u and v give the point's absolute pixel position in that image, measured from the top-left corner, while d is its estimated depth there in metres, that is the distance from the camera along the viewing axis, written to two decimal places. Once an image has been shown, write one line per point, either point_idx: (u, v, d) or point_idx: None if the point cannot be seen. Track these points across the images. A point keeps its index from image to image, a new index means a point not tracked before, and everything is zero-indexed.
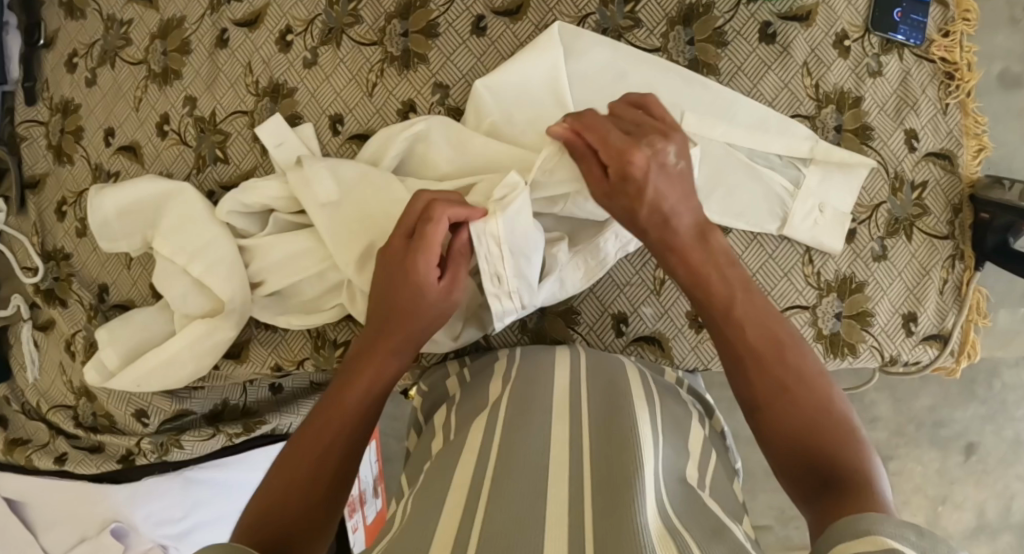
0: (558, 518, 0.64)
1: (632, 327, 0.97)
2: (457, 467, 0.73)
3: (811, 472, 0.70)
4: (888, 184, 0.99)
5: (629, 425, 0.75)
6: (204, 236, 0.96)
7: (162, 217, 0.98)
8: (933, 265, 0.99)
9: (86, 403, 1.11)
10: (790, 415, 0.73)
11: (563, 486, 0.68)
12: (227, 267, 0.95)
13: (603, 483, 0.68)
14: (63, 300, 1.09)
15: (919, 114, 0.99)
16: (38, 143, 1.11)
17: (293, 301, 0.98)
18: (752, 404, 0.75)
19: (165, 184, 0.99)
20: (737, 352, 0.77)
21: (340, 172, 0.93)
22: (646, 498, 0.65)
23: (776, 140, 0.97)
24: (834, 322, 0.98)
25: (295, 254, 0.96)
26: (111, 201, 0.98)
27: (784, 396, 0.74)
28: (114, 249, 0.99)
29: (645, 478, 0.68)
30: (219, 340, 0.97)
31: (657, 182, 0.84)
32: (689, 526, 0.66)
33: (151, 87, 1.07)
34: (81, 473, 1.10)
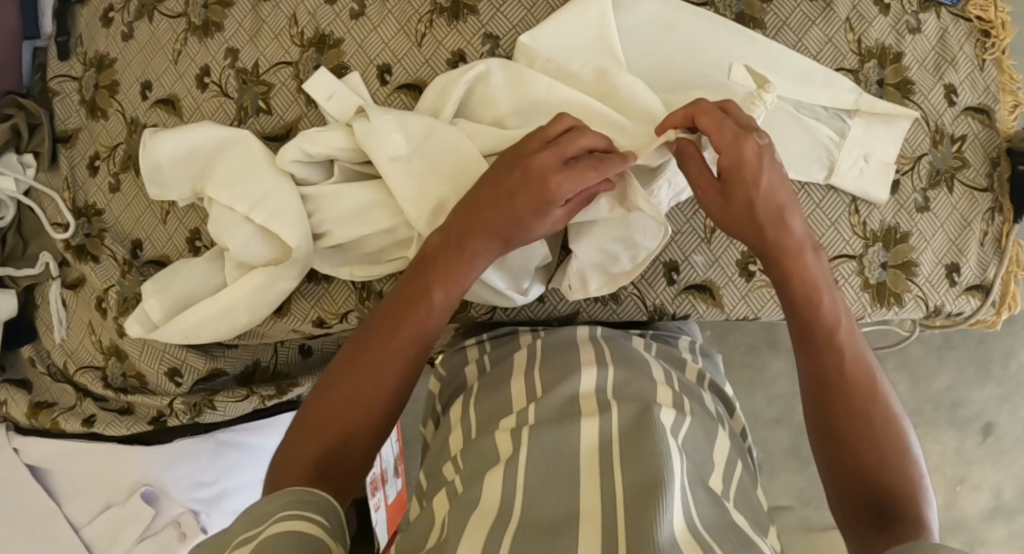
0: (593, 533, 0.67)
1: (683, 275, 0.97)
2: (485, 477, 0.74)
3: (872, 506, 0.78)
4: (929, 136, 1.00)
5: (657, 429, 0.75)
6: (264, 186, 0.95)
7: (216, 164, 0.96)
8: (974, 217, 1.01)
9: (116, 363, 1.08)
10: (867, 448, 0.79)
11: (596, 500, 0.70)
12: (274, 213, 0.93)
13: (639, 492, 0.69)
14: (94, 256, 1.06)
15: (957, 69, 1.01)
16: (71, 98, 1.09)
17: (357, 253, 0.97)
18: (830, 428, 0.81)
19: (222, 132, 0.97)
20: (835, 380, 0.81)
21: (408, 127, 0.93)
22: (676, 513, 0.67)
23: (822, 91, 0.99)
24: (879, 272, 0.99)
25: (349, 204, 0.95)
26: (166, 145, 0.97)
27: (864, 429, 0.80)
28: (164, 197, 0.98)
29: (674, 491, 0.69)
30: (277, 291, 0.97)
31: (775, 200, 0.83)
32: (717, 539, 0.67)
33: (191, 39, 1.05)
34: (110, 435, 1.08)
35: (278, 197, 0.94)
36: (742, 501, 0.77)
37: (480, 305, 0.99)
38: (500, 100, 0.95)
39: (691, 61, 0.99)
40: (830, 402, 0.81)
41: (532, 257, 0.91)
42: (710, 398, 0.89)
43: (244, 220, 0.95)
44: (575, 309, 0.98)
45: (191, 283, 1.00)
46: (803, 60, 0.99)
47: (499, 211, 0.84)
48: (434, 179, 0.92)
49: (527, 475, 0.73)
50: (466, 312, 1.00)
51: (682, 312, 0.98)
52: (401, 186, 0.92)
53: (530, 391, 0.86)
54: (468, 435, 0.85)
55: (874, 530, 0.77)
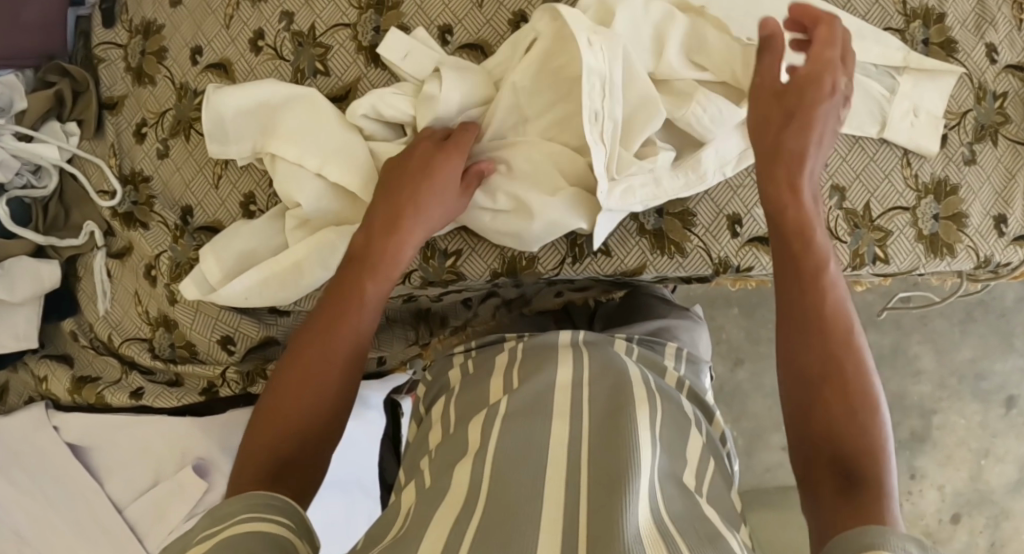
0: (555, 527, 0.64)
1: (746, 228, 0.98)
2: (454, 472, 0.72)
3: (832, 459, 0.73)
4: (973, 93, 1.03)
5: (627, 423, 0.73)
6: (335, 142, 0.94)
7: (279, 120, 0.96)
8: (1018, 170, 1.04)
9: (164, 334, 1.05)
10: (840, 395, 0.75)
11: (561, 490, 0.68)
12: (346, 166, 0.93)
13: (607, 481, 0.67)
14: (143, 223, 1.04)
15: (997, 29, 1.04)
16: (116, 65, 1.08)
17: None
18: (801, 374, 0.77)
19: (286, 90, 0.97)
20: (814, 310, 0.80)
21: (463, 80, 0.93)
22: (640, 503, 0.65)
23: (874, 47, 1.01)
24: (933, 223, 1.02)
25: None
26: (228, 100, 0.97)
27: (830, 378, 0.76)
28: (224, 153, 0.99)
29: (640, 481, 0.67)
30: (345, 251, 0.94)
31: (816, 124, 0.88)
32: (684, 533, 0.64)
33: (242, 3, 1.04)
34: (160, 407, 1.06)
35: (350, 153, 0.94)
36: (715, 496, 0.73)
37: (547, 260, 0.99)
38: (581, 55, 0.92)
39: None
40: (807, 344, 0.78)
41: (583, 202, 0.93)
42: (688, 402, 0.84)
43: (314, 177, 0.94)
44: (642, 264, 0.98)
45: (253, 242, 0.98)
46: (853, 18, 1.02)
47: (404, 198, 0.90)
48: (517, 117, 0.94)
49: (497, 463, 0.71)
50: (534, 268, 0.99)
51: (745, 266, 0.99)
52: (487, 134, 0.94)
53: (508, 386, 0.82)
54: (448, 430, 0.82)
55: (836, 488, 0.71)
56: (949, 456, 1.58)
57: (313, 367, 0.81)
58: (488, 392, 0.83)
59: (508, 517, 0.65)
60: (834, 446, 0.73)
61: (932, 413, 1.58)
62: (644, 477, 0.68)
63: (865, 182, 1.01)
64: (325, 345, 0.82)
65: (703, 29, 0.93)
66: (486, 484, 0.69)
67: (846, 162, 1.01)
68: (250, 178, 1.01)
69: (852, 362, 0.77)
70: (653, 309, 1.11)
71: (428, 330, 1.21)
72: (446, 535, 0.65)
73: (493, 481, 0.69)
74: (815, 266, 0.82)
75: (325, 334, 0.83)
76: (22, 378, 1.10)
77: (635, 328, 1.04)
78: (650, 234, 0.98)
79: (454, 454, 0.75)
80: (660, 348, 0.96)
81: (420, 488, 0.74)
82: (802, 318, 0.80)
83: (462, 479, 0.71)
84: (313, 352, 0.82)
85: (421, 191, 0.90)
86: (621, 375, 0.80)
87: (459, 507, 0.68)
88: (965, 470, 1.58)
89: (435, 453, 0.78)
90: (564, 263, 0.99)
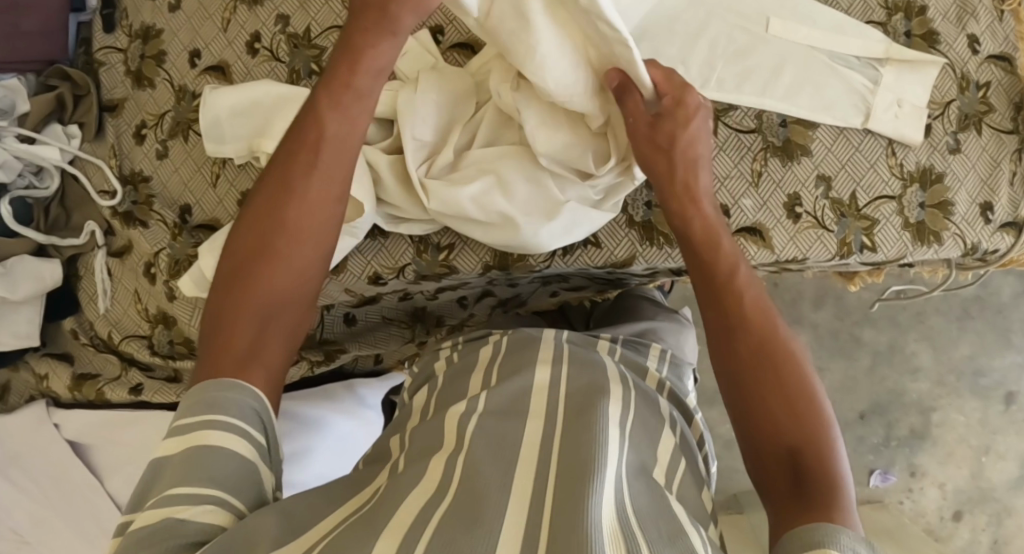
0: (520, 508, 0.65)
1: (733, 219, 1.00)
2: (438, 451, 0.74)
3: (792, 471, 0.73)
4: (956, 83, 1.05)
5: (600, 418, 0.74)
6: None
7: (275, 119, 0.98)
8: (1002, 158, 1.05)
9: (163, 331, 1.07)
10: (790, 412, 0.76)
11: (530, 477, 0.69)
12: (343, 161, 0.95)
13: (573, 473, 0.68)
14: (142, 222, 1.06)
15: (978, 21, 1.06)
16: (116, 69, 1.11)
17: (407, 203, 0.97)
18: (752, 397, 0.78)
19: (280, 89, 0.99)
20: (728, 338, 0.81)
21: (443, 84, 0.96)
22: (604, 497, 0.66)
23: (854, 41, 1.02)
24: (919, 211, 1.03)
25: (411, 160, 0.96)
26: (224, 103, 1.00)
27: (783, 387, 0.77)
28: (220, 152, 1.01)
29: (606, 472, 0.68)
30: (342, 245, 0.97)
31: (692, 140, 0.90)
32: (646, 525, 0.66)
33: (239, 8, 1.07)
34: (159, 403, 1.07)
35: None
36: (685, 496, 0.75)
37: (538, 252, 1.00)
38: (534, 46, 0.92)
39: (733, 13, 1.03)
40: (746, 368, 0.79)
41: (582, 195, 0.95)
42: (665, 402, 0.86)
43: None
44: (631, 255, 1.00)
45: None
46: (836, 11, 1.04)
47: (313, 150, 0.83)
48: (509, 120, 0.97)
49: (480, 448, 0.72)
50: (526, 261, 1.00)
51: None
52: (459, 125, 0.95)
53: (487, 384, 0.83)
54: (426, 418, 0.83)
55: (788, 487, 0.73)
56: (950, 453, 1.58)
57: (257, 275, 0.79)
58: (471, 386, 0.84)
59: (474, 504, 0.65)
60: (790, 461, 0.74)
61: (931, 411, 1.58)
62: (612, 474, 0.69)
63: (851, 173, 1.02)
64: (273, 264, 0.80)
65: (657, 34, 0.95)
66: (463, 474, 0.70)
67: (832, 152, 1.02)
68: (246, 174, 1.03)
69: (799, 378, 0.78)
70: (641, 312, 1.09)
71: (424, 330, 1.21)
72: (415, 514, 0.65)
73: (477, 466, 0.70)
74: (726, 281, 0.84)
75: (283, 249, 0.80)
76: (22, 378, 1.12)
77: (622, 328, 1.04)
78: (639, 226, 1.00)
79: (430, 445, 0.76)
80: (644, 349, 0.96)
81: (393, 472, 0.75)
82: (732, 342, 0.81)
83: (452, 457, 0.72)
84: (263, 268, 0.79)
85: (344, 99, 0.84)
86: (596, 374, 0.81)
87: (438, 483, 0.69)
88: (966, 467, 1.58)
89: (410, 438, 0.79)
90: (554, 254, 1.00)
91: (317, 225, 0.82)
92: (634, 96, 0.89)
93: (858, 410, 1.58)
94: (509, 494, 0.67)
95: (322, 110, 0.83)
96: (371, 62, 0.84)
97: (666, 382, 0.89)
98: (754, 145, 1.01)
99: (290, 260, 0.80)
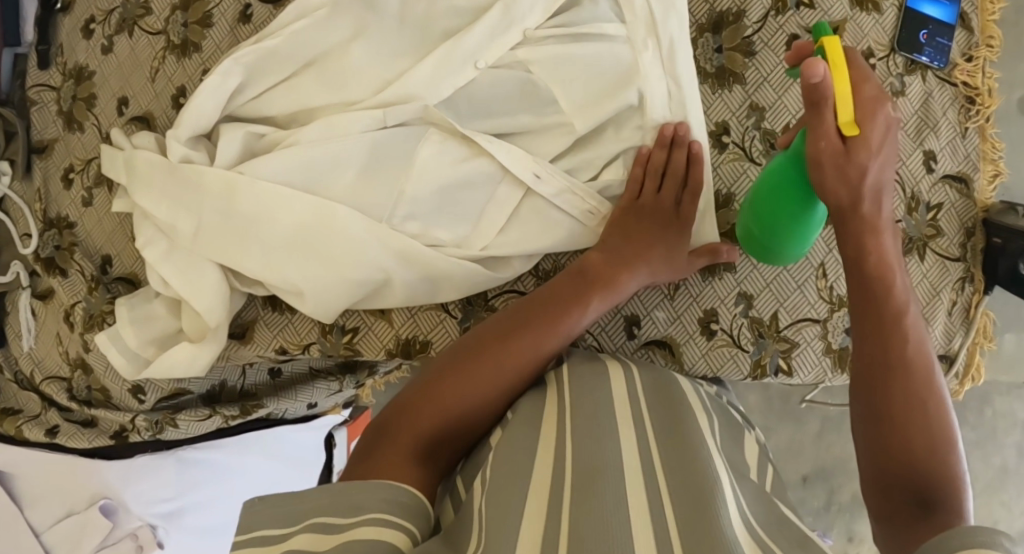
0: None
1: (643, 330, 0.97)
2: (533, 467, 0.71)
3: (906, 483, 0.73)
4: (904, 202, 0.99)
5: (693, 433, 0.74)
6: (263, 205, 0.93)
7: (199, 178, 0.94)
8: (943, 287, 1.00)
9: (82, 376, 1.07)
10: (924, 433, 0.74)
11: (641, 490, 0.65)
12: (268, 231, 0.94)
13: (685, 469, 0.67)
14: (63, 270, 1.06)
15: (938, 136, 1.00)
16: (48, 109, 1.09)
17: (323, 252, 0.94)
18: (882, 417, 0.76)
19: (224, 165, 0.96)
20: (870, 300, 0.80)
21: (315, 153, 0.94)
22: (733, 516, 0.63)
23: (610, 141, 0.97)
24: (844, 337, 0.97)
25: (322, 234, 0.93)
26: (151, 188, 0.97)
27: (912, 379, 0.76)
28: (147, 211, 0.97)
29: (726, 486, 0.66)
30: (339, 280, 0.94)
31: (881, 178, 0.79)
32: (775, 541, 0.63)
33: (168, 58, 1.05)
34: (73, 447, 1.07)
35: (282, 204, 0.93)
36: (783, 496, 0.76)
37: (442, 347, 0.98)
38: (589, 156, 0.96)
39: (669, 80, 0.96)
40: (885, 400, 0.76)
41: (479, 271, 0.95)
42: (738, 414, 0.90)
43: (222, 246, 0.95)
44: None
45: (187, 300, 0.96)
46: (617, 107, 0.95)
47: (488, 348, 0.84)
48: (378, 181, 0.95)
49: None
50: (427, 352, 0.98)
51: None
52: (529, 209, 0.96)
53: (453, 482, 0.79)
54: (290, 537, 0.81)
55: (907, 515, 0.71)
56: None
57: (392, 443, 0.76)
58: None
59: (595, 519, 0.63)
60: (910, 478, 0.73)
61: None
62: (730, 498, 0.65)
63: (776, 291, 0.97)
64: (440, 390, 0.81)
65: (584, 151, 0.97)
66: (567, 503, 0.64)
67: (758, 270, 0.97)
68: (149, 229, 0.98)
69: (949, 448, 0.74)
70: None
71: (355, 380, 1.14)
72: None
73: (575, 478, 0.68)
74: (879, 263, 0.80)
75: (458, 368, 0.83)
76: None
77: None
78: None
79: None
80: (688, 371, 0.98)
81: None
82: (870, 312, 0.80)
83: (540, 484, 0.69)
84: (400, 427, 0.78)
85: (498, 348, 0.84)
86: (674, 401, 0.81)
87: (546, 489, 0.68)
88: None
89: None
90: None
91: (540, 351, 0.84)
92: (886, 112, 0.78)
93: (802, 473, 1.51)
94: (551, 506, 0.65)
95: (501, 343, 0.84)
96: (522, 334, 0.85)
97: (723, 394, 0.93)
98: None
99: (454, 389, 0.81)
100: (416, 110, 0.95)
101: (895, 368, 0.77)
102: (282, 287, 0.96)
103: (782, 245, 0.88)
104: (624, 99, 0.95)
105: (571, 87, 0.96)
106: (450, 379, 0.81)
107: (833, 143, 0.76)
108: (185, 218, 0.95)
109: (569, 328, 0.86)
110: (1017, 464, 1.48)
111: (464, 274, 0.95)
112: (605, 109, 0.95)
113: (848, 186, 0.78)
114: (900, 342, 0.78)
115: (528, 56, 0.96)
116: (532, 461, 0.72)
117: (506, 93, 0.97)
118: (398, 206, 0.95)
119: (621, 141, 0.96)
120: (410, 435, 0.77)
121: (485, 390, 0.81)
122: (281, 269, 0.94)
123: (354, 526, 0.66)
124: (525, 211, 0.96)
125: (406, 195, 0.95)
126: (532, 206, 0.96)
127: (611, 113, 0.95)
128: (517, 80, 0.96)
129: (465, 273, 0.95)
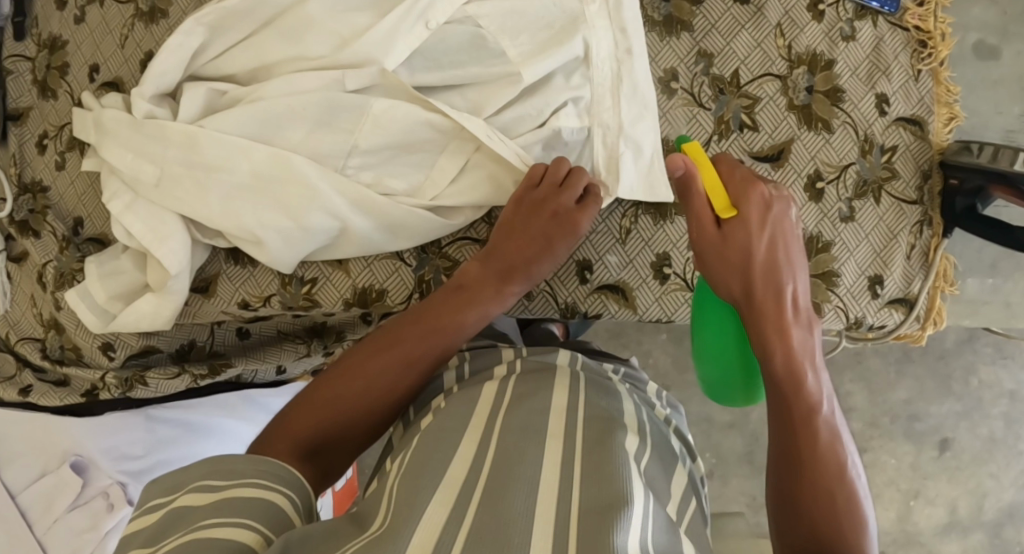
0: None
1: (596, 275, 1.00)
2: (452, 462, 0.72)
3: None
4: (857, 145, 0.99)
5: (621, 445, 0.73)
6: (220, 155, 0.95)
7: (160, 129, 0.96)
8: (900, 230, 0.99)
9: (55, 336, 1.09)
10: (830, 514, 0.74)
11: (551, 507, 0.66)
12: (225, 180, 0.96)
13: (601, 490, 0.67)
14: (36, 232, 1.09)
15: (890, 80, 1.00)
16: (24, 78, 1.13)
17: (279, 198, 0.95)
18: (791, 505, 0.75)
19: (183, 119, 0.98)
20: (779, 387, 0.79)
21: (267, 104, 0.95)
22: (630, 532, 0.63)
23: (564, 88, 0.96)
24: None
25: (279, 183, 0.95)
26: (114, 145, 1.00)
27: (819, 463, 0.76)
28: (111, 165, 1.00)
29: (635, 510, 0.65)
30: (293, 230, 0.96)
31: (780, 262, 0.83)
32: None
33: (137, 24, 1.09)
34: (44, 405, 1.09)
35: (230, 150, 0.95)
36: (694, 532, 0.75)
37: (397, 294, 1.02)
38: (541, 102, 0.96)
39: (616, 29, 0.98)
40: (791, 484, 0.76)
41: (430, 222, 0.97)
42: (675, 439, 0.87)
43: (180, 197, 0.97)
44: None
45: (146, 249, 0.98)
46: (564, 56, 0.95)
47: (376, 354, 0.85)
48: (333, 132, 0.96)
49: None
50: (382, 301, 1.02)
51: (593, 312, 1.00)
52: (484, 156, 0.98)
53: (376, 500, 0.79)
54: None
55: None
56: (876, 495, 1.44)
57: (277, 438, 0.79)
58: None
59: (501, 522, 0.64)
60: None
61: (861, 452, 1.44)
62: (637, 520, 0.65)
63: None
64: (327, 394, 0.82)
65: (540, 100, 0.96)
66: (472, 517, 0.65)
67: None
68: (114, 183, 1.00)
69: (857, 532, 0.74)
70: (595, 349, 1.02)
71: (323, 345, 1.13)
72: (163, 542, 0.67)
73: (489, 480, 0.69)
74: (788, 357, 0.79)
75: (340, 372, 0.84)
76: None
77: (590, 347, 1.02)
78: None
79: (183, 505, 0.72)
80: (642, 387, 0.94)
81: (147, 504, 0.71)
82: (780, 400, 0.79)
83: (454, 478, 0.69)
84: (287, 424, 0.80)
85: (383, 350, 0.85)
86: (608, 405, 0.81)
87: (462, 484, 0.69)
88: (892, 510, 1.44)
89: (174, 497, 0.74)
90: (411, 298, 1.01)
91: (426, 351, 0.86)
92: (759, 191, 0.84)
93: None
94: (464, 502, 0.66)
95: (385, 348, 0.85)
96: (411, 337, 0.86)
97: (672, 421, 0.90)
98: (624, 201, 1.00)
99: (340, 392, 0.82)
100: (372, 74, 0.96)
101: (804, 460, 0.76)
102: (241, 236, 0.97)
103: (734, 335, 0.87)
104: (572, 49, 0.96)
105: (518, 39, 0.97)
106: (336, 384, 0.83)
107: (707, 231, 0.84)
108: (144, 172, 0.97)
109: (459, 332, 0.88)
110: (1005, 434, 1.43)
111: (415, 221, 0.96)
112: (553, 56, 0.95)
113: (739, 270, 0.82)
114: (811, 436, 0.77)
115: (477, 11, 0.97)
116: (451, 460, 0.72)
117: (457, 46, 0.97)
118: (351, 155, 0.97)
119: (570, 90, 0.96)
120: (300, 431, 0.79)
121: (373, 392, 0.83)
122: (237, 217, 0.96)
123: (231, 487, 0.68)
124: (475, 159, 0.97)
125: (358, 146, 0.96)
126: (484, 153, 0.97)
127: (559, 62, 0.95)
128: (467, 34, 0.97)
129: (419, 221, 0.97)
